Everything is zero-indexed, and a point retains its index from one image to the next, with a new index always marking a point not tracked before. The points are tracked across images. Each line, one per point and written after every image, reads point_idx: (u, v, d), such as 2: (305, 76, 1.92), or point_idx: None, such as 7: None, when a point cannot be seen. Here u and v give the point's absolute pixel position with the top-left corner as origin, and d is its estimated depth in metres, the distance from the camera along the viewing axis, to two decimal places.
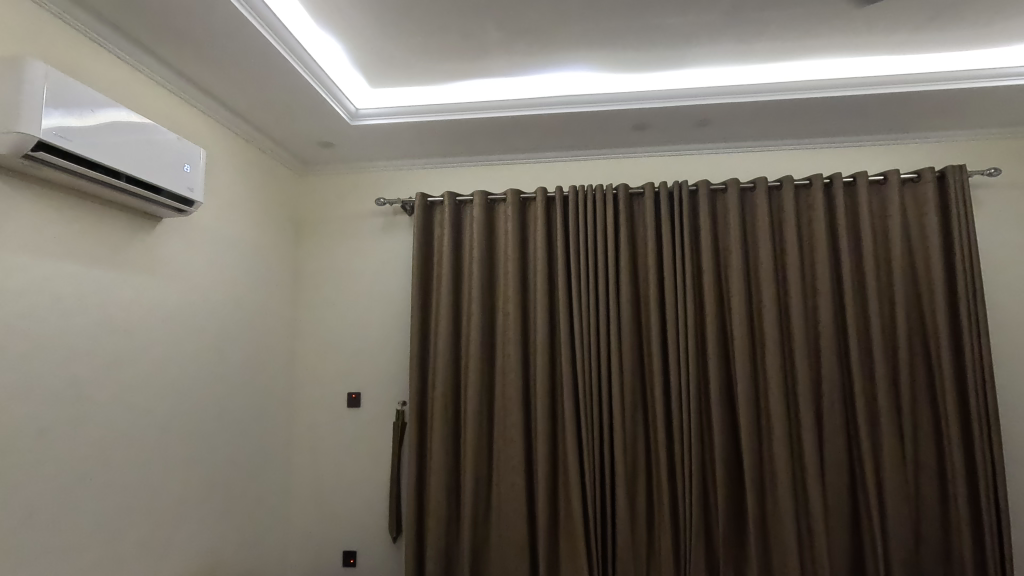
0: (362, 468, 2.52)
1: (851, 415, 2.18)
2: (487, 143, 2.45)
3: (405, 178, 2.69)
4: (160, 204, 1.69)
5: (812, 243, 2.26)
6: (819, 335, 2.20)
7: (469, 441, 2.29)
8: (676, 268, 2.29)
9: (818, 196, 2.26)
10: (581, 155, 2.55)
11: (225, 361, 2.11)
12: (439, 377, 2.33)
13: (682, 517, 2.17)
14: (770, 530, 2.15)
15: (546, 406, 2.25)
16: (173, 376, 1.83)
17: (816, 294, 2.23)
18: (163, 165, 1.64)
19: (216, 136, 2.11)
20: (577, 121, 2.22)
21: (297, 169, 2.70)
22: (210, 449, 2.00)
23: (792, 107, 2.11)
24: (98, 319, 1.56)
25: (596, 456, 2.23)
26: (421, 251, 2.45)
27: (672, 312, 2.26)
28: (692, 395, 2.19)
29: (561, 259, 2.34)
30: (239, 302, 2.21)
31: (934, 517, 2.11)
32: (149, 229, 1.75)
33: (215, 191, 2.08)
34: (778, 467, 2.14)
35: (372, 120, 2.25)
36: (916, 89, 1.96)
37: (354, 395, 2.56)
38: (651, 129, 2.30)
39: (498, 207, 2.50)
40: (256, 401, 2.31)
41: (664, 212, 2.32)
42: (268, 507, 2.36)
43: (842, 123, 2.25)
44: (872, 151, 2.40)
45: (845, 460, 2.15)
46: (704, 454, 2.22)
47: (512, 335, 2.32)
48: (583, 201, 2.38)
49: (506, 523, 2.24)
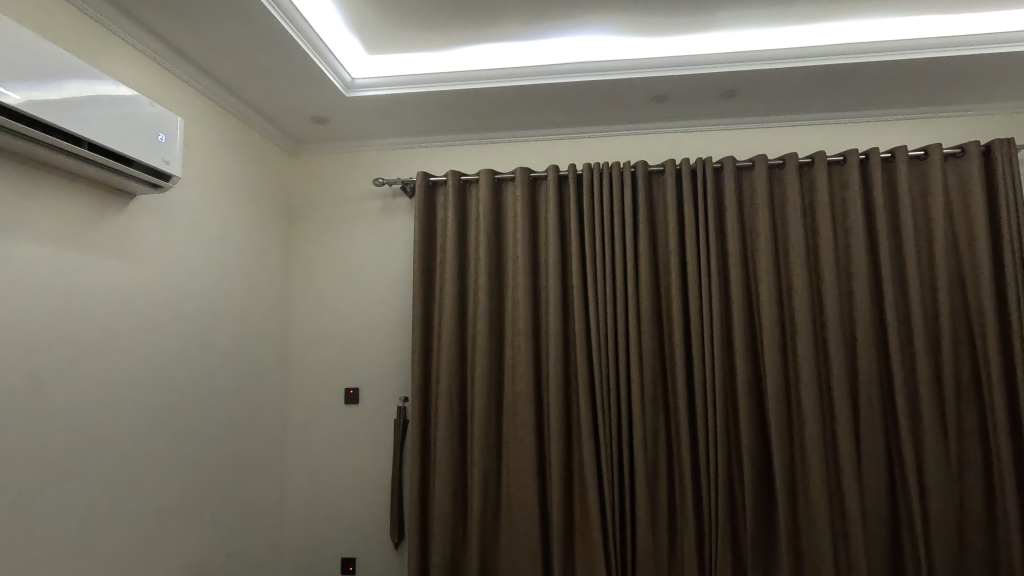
0: (361, 471, 2.35)
1: (889, 408, 2.03)
2: (493, 117, 2.26)
3: (405, 158, 2.50)
4: (129, 177, 1.50)
5: (847, 225, 2.09)
6: (856, 322, 2.04)
7: (477, 441, 2.11)
8: (699, 251, 2.11)
9: (853, 172, 2.08)
10: (593, 131, 2.36)
11: (211, 355, 1.94)
12: (444, 369, 2.16)
13: (708, 521, 2.01)
14: (802, 532, 2.00)
15: (560, 401, 2.09)
16: (149, 371, 1.66)
17: (852, 278, 2.06)
18: (133, 133, 1.44)
19: (198, 108, 1.93)
20: (592, 92, 2.05)
21: (289, 148, 2.52)
22: (194, 451, 1.83)
23: (827, 75, 1.93)
24: (64, 311, 1.39)
25: (615, 454, 2.07)
26: (423, 235, 2.27)
27: (697, 298, 2.09)
28: (719, 389, 2.03)
29: (576, 242, 2.16)
30: (225, 290, 2.03)
31: (980, 520, 1.95)
32: (121, 207, 1.57)
33: (197, 167, 1.89)
34: (813, 466, 1.98)
35: (368, 91, 2.06)
36: (965, 52, 1.80)
37: (353, 390, 2.39)
38: (672, 101, 2.12)
39: (506, 186, 2.32)
40: (245, 397, 2.13)
41: (686, 190, 2.14)
42: (259, 513, 2.20)
43: (879, 92, 2.07)
44: (910, 125, 2.22)
45: (883, 458, 1.99)
46: (730, 452, 2.06)
47: (522, 325, 2.15)
48: (599, 179, 2.21)
49: (519, 528, 2.08)
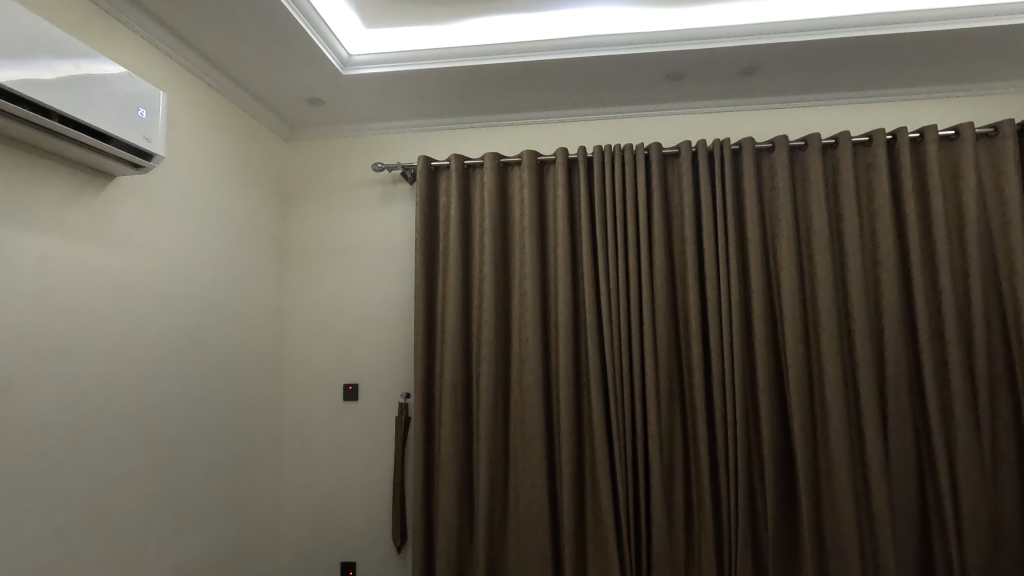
0: (361, 471, 2.24)
1: (918, 402, 1.92)
2: (498, 96, 2.14)
3: (405, 142, 2.38)
4: (106, 155, 1.37)
5: (872, 209, 1.98)
6: (884, 311, 1.93)
7: (482, 438, 2.01)
8: (716, 239, 2.00)
9: (879, 153, 1.97)
10: (603, 112, 2.25)
11: (200, 348, 1.82)
12: (448, 363, 2.06)
13: (727, 522, 1.90)
14: (827, 533, 1.90)
15: (570, 397, 1.98)
16: (133, 365, 1.55)
17: (879, 265, 1.95)
18: (111, 108, 1.32)
19: (187, 86, 1.81)
20: (604, 69, 1.93)
21: (284, 134, 2.40)
22: (182, 451, 1.72)
23: (855, 50, 1.82)
24: (37, 299, 1.28)
25: (629, 452, 1.96)
26: (424, 224, 2.16)
27: (714, 287, 1.98)
28: (738, 384, 1.92)
29: (586, 230, 2.05)
30: (215, 279, 1.91)
31: (1016, 520, 1.85)
32: (100, 189, 1.45)
33: (185, 148, 1.78)
34: (838, 463, 1.87)
35: (365, 68, 1.94)
36: (1004, 22, 1.68)
37: (351, 387, 2.28)
38: (687, 79, 2.01)
39: (512, 171, 2.21)
40: (237, 393, 2.02)
41: (703, 173, 2.03)
42: (253, 517, 2.08)
43: (907, 67, 1.95)
44: (936, 104, 2.11)
45: (912, 454, 1.89)
46: (750, 449, 1.96)
47: (530, 317, 2.04)
48: (610, 163, 2.09)
49: (527, 531, 1.98)
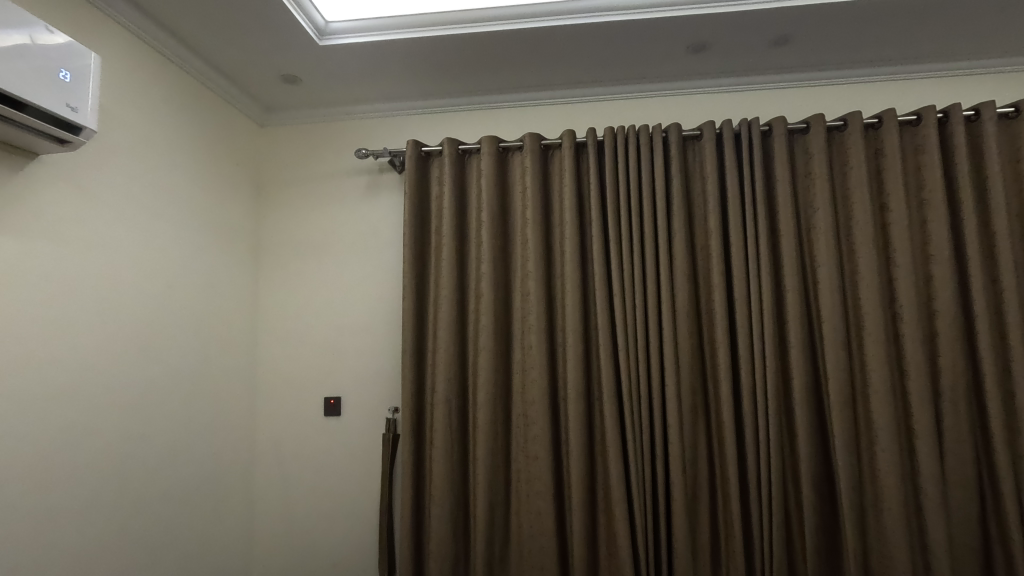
0: (344, 493, 2.00)
1: (977, 416, 1.68)
2: (497, 72, 1.91)
3: (393, 127, 2.15)
4: (19, 126, 1.12)
5: (922, 196, 1.75)
6: (938, 312, 1.69)
7: (481, 459, 1.76)
8: (745, 230, 1.76)
9: (930, 133, 1.74)
10: (613, 91, 2.02)
11: (156, 356, 1.59)
12: (440, 374, 1.81)
13: (760, 556, 1.66)
14: (873, 567, 1.65)
15: (580, 412, 1.74)
16: (69, 380, 1.31)
17: (930, 259, 1.71)
18: (23, 68, 1.07)
19: (143, 58, 1.58)
20: (619, 39, 1.70)
21: (259, 117, 2.16)
22: (133, 477, 1.48)
23: (907, 13, 1.59)
24: None
25: (648, 474, 1.71)
26: (415, 215, 1.92)
27: (743, 286, 1.74)
28: (772, 397, 1.68)
29: (597, 222, 1.81)
30: (175, 277, 1.67)
31: None
32: (22, 169, 1.22)
33: (137, 126, 1.54)
34: (887, 487, 1.63)
35: (346, 38, 1.71)
36: None
37: (333, 399, 2.04)
38: (711, 50, 1.78)
39: (513, 157, 1.98)
40: (201, 407, 1.78)
41: (729, 157, 1.80)
42: (221, 547, 1.84)
43: (961, 36, 1.73)
44: (987, 81, 1.88)
45: (973, 479, 1.65)
46: (785, 471, 1.71)
47: (534, 321, 1.80)
48: (623, 147, 1.86)
49: (531, 566, 1.73)
